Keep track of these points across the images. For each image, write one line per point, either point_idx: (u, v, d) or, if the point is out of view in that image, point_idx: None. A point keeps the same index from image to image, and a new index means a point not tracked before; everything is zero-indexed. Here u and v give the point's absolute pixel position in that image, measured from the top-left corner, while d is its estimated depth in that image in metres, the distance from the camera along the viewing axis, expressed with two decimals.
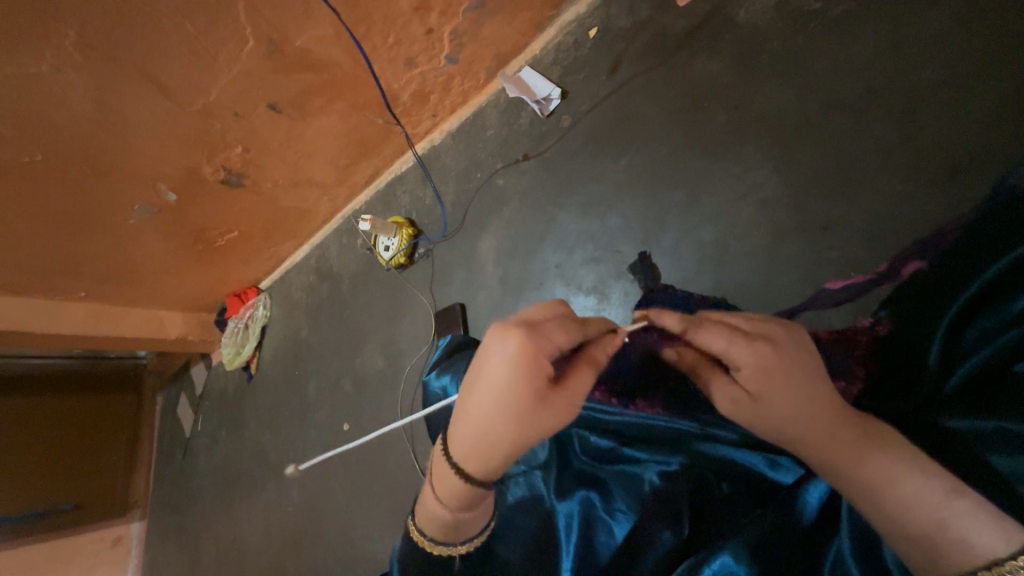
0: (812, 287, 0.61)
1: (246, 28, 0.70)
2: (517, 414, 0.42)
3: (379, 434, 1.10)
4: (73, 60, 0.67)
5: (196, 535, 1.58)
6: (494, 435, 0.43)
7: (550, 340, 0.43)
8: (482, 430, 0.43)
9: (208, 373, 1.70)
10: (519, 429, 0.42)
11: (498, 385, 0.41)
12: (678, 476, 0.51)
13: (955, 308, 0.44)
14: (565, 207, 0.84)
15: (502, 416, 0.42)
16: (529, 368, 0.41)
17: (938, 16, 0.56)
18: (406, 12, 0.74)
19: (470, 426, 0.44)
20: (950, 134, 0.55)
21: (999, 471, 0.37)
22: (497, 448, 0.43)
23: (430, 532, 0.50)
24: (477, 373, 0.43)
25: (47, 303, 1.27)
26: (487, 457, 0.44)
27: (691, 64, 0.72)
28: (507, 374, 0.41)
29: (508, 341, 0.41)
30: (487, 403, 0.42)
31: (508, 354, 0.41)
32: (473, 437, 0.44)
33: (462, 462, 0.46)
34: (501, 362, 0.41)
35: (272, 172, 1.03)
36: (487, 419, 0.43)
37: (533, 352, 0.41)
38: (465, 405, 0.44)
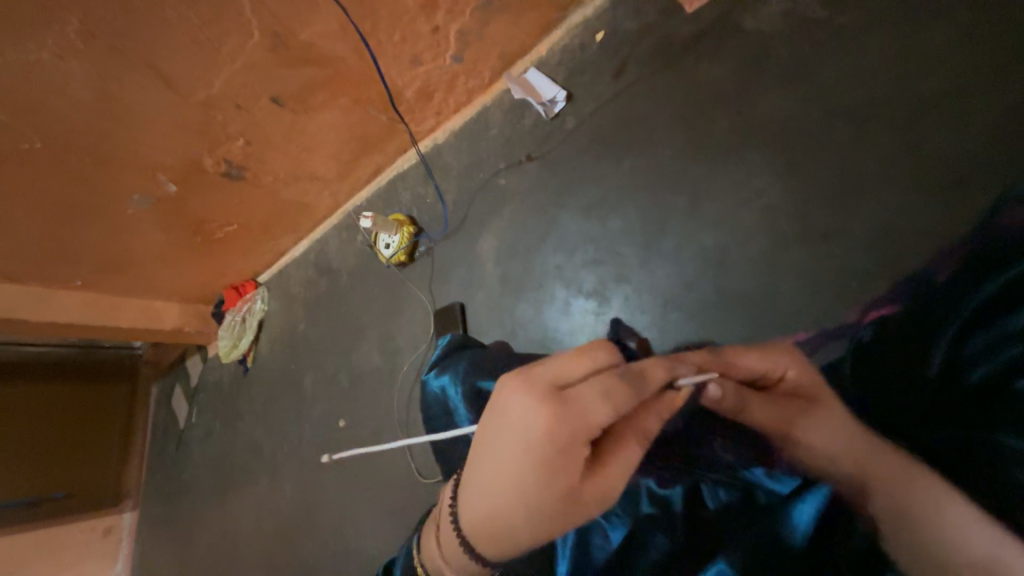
0: (812, 295, 0.61)
1: (251, 20, 0.70)
2: (539, 494, 0.42)
3: (375, 430, 1.10)
4: (76, 47, 0.67)
5: (187, 527, 1.58)
6: (509, 511, 0.43)
7: (583, 412, 0.42)
8: (499, 505, 0.43)
9: (203, 365, 1.70)
10: (541, 510, 0.42)
11: (521, 462, 0.41)
12: (673, 481, 0.52)
13: (960, 320, 0.45)
14: (567, 209, 0.84)
15: (524, 495, 0.42)
16: (558, 447, 0.41)
17: (944, 29, 0.56)
18: (413, 8, 0.74)
19: (488, 498, 0.44)
20: (952, 148, 0.55)
21: (1007, 483, 0.39)
22: (515, 524, 0.43)
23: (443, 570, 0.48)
24: (496, 440, 0.43)
25: (43, 291, 1.26)
26: (500, 534, 0.43)
27: (697, 70, 0.72)
28: (532, 450, 0.41)
29: (538, 419, 0.41)
30: (507, 478, 0.42)
31: (537, 431, 0.41)
32: (488, 510, 0.43)
33: (471, 532, 0.45)
34: (525, 437, 0.41)
35: (273, 165, 1.03)
36: (506, 494, 0.43)
37: (563, 424, 0.41)
38: (487, 477, 0.44)
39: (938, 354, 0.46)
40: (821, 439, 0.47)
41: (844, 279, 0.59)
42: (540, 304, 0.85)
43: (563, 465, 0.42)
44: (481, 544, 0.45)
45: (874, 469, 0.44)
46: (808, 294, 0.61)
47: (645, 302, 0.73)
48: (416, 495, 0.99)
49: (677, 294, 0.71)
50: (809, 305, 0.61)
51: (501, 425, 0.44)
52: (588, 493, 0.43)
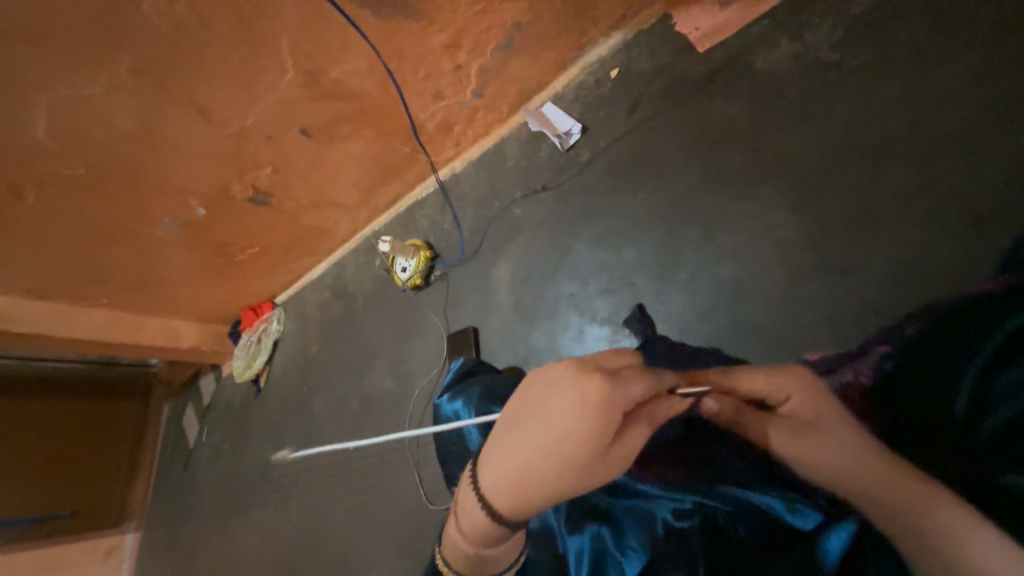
0: (831, 328, 0.61)
1: (287, 60, 0.75)
2: (566, 459, 0.41)
3: (383, 454, 1.09)
4: (125, 82, 0.72)
5: (189, 551, 1.56)
6: (537, 474, 0.42)
7: (628, 386, 0.43)
8: (526, 466, 0.43)
9: (216, 384, 1.71)
10: (567, 472, 0.42)
11: (563, 424, 0.42)
12: (691, 513, 0.50)
13: (985, 355, 0.43)
14: (581, 237, 0.86)
15: (556, 455, 0.42)
16: (598, 412, 0.41)
17: (953, 71, 0.58)
18: (437, 48, 0.78)
19: (518, 456, 0.43)
20: (966, 186, 0.56)
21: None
22: (538, 488, 0.42)
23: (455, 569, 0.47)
24: (540, 405, 0.44)
25: (70, 309, 1.31)
26: (522, 496, 0.43)
27: (710, 106, 0.75)
28: (575, 414, 0.42)
29: (588, 384, 0.42)
30: (540, 440, 0.43)
31: (581, 395, 0.42)
32: (516, 470, 0.43)
33: (493, 494, 0.44)
34: (573, 403, 0.42)
35: (297, 192, 1.07)
36: (536, 456, 0.42)
37: (611, 393, 0.42)
38: (519, 436, 0.44)
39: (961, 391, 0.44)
40: (833, 467, 0.46)
41: (863, 313, 0.59)
42: (554, 331, 0.86)
43: (597, 434, 0.42)
44: (498, 506, 0.44)
45: (884, 499, 0.43)
46: (827, 326, 0.61)
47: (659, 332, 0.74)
48: (423, 524, 0.97)
49: (692, 324, 0.71)
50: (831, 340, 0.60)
51: (546, 394, 0.45)
52: (609, 463, 0.42)
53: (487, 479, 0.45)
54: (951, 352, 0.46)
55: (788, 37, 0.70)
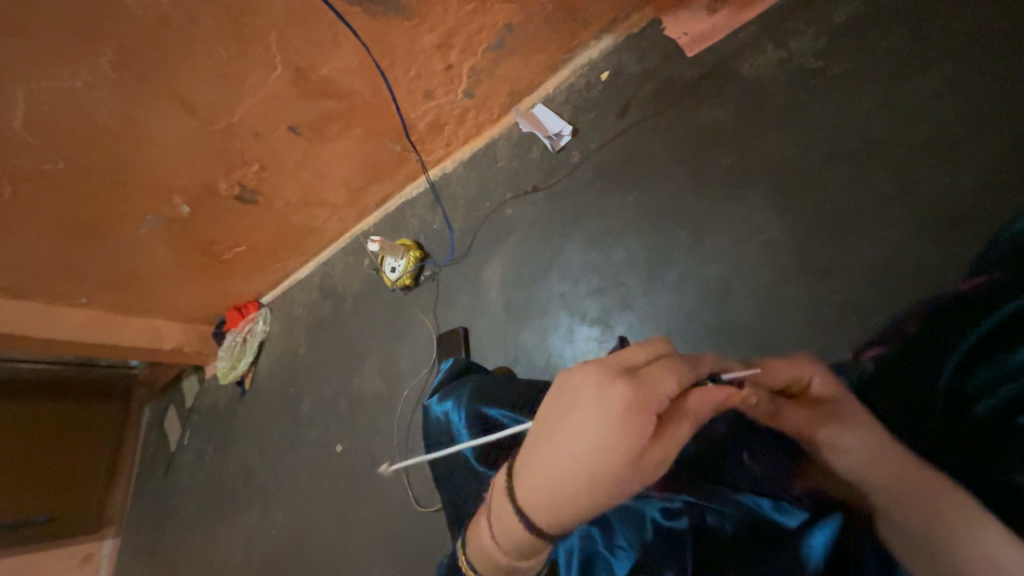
0: (814, 327, 0.62)
1: (276, 56, 0.74)
2: (599, 465, 0.39)
3: (372, 455, 1.08)
4: (107, 76, 0.70)
5: (170, 557, 1.52)
6: (571, 482, 0.39)
7: (656, 385, 0.41)
8: (559, 474, 0.40)
9: (200, 385, 1.68)
10: (604, 479, 0.39)
11: (594, 430, 0.39)
12: (680, 512, 0.50)
13: (960, 354, 0.45)
14: (572, 238, 0.86)
15: (591, 465, 0.39)
16: (632, 414, 0.39)
17: (930, 80, 0.60)
18: (428, 48, 0.78)
19: (549, 469, 0.40)
20: (943, 190, 0.57)
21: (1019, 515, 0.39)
22: (574, 497, 0.39)
23: (482, 574, 0.46)
24: (566, 411, 0.41)
25: (47, 308, 1.27)
26: (558, 507, 0.40)
27: (698, 110, 0.76)
28: (608, 415, 0.39)
29: (614, 386, 0.40)
30: (572, 446, 0.40)
31: (607, 399, 0.40)
32: (548, 478, 0.40)
33: (526, 505, 0.41)
34: (601, 406, 0.40)
35: (285, 190, 1.06)
36: (568, 464, 0.40)
37: (639, 393, 0.40)
38: (548, 448, 0.41)
39: (942, 383, 0.46)
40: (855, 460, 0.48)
41: (844, 312, 0.60)
42: (545, 331, 0.86)
43: (633, 437, 0.39)
44: (536, 522, 0.41)
45: (901, 492, 0.44)
46: (809, 326, 0.62)
47: (647, 331, 0.75)
48: (412, 525, 0.97)
49: (680, 325, 0.72)
50: (812, 339, 0.62)
51: (571, 399, 0.42)
52: (647, 466, 0.39)
53: (519, 488, 0.42)
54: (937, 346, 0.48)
55: (773, 43, 0.71)
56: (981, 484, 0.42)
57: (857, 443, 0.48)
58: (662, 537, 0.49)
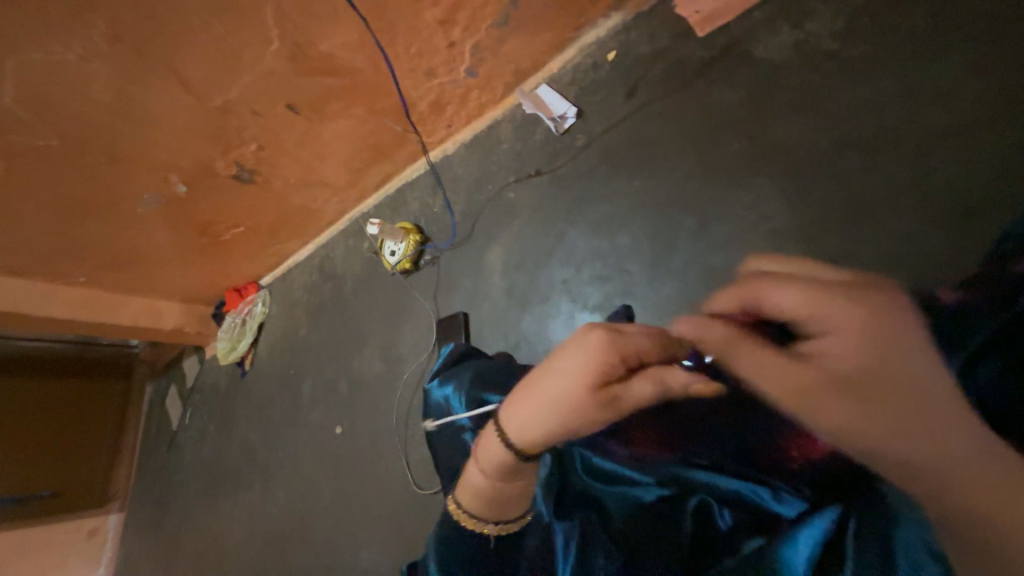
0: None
1: (273, 30, 0.71)
2: (569, 405, 0.46)
3: (373, 437, 1.09)
4: (99, 49, 0.68)
5: (175, 532, 1.55)
6: (544, 418, 0.48)
7: (633, 342, 0.46)
8: (536, 411, 0.49)
9: (200, 366, 1.69)
10: (571, 415, 0.46)
11: (568, 377, 0.46)
12: (676, 499, 0.52)
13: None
14: (575, 223, 0.85)
15: (560, 402, 0.47)
16: (602, 361, 0.45)
17: (950, 63, 0.58)
18: (431, 24, 0.76)
19: (530, 406, 0.49)
20: (959, 179, 0.55)
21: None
22: (546, 428, 0.48)
23: (472, 508, 0.56)
24: (551, 362, 0.48)
25: (45, 287, 1.26)
26: (534, 435, 0.49)
27: (708, 93, 0.74)
28: (583, 366, 0.45)
29: (590, 337, 0.46)
30: (547, 389, 0.48)
31: (583, 351, 0.45)
32: (528, 415, 0.49)
33: (510, 433, 0.51)
34: (578, 358, 0.45)
35: (284, 170, 1.04)
36: (544, 404, 0.48)
37: (614, 347, 0.45)
38: (529, 389, 0.50)
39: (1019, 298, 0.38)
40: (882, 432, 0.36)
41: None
42: (545, 317, 0.86)
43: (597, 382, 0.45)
44: (517, 447, 0.51)
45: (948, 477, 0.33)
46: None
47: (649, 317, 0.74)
48: (412, 506, 0.98)
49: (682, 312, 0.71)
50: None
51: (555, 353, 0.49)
52: (612, 408, 0.46)
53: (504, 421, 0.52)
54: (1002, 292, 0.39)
55: (788, 23, 0.69)
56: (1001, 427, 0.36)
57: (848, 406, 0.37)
58: (652, 518, 0.51)
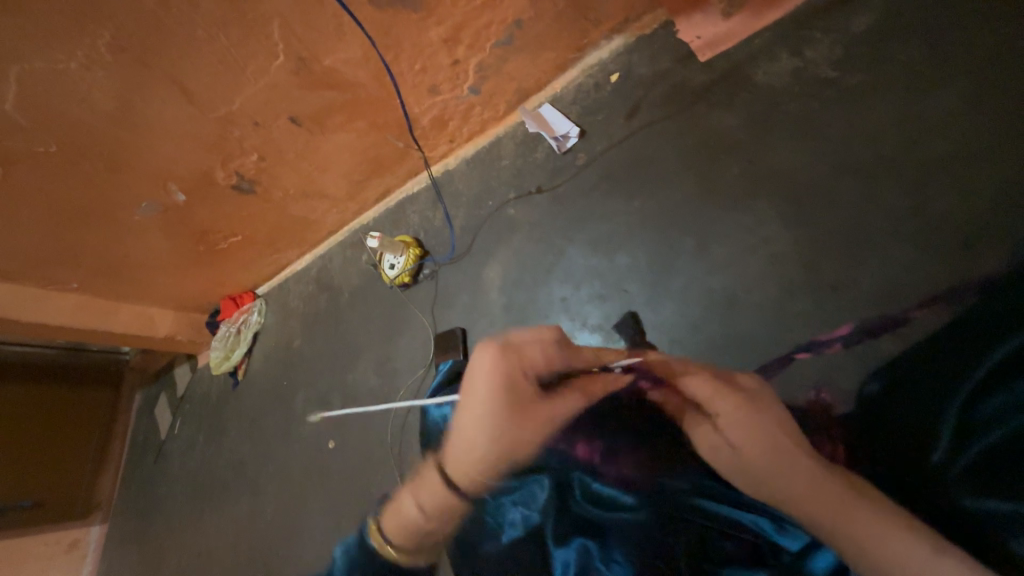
0: (826, 376, 0.58)
1: (278, 44, 0.72)
2: (502, 418, 0.53)
3: (364, 453, 1.07)
4: (103, 59, 0.69)
5: (158, 547, 1.51)
6: (476, 437, 0.54)
7: (530, 364, 0.55)
8: (481, 437, 0.54)
9: (192, 375, 1.66)
10: (505, 438, 0.54)
11: (485, 405, 0.52)
12: (676, 528, 0.53)
13: (988, 369, 0.50)
14: (575, 241, 0.85)
15: (494, 430, 0.53)
16: (509, 388, 0.53)
17: (948, 95, 0.58)
18: (435, 42, 0.76)
19: (469, 438, 0.54)
20: (960, 209, 0.56)
21: (1001, 512, 0.46)
22: (492, 443, 0.54)
23: (392, 542, 0.64)
24: (469, 390, 0.53)
25: (38, 292, 1.25)
26: (494, 461, 0.55)
27: (709, 116, 0.75)
28: (492, 393, 0.52)
29: (491, 358, 0.53)
30: (471, 414, 0.53)
31: (497, 379, 0.53)
32: (473, 442, 0.54)
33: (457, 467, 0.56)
34: (489, 382, 0.52)
35: (284, 181, 1.04)
36: (480, 437, 0.54)
37: (510, 374, 0.53)
38: (466, 422, 0.54)
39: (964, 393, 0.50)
40: (753, 475, 0.49)
41: (847, 325, 0.59)
42: None
43: (514, 393, 0.53)
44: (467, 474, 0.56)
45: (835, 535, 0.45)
46: (809, 370, 0.59)
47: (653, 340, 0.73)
48: None
49: (682, 333, 0.71)
50: (815, 378, 0.59)
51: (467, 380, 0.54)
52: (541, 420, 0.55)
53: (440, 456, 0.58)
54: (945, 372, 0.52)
55: (788, 51, 0.70)
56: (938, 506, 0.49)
57: (746, 438, 0.50)
58: (652, 546, 0.53)
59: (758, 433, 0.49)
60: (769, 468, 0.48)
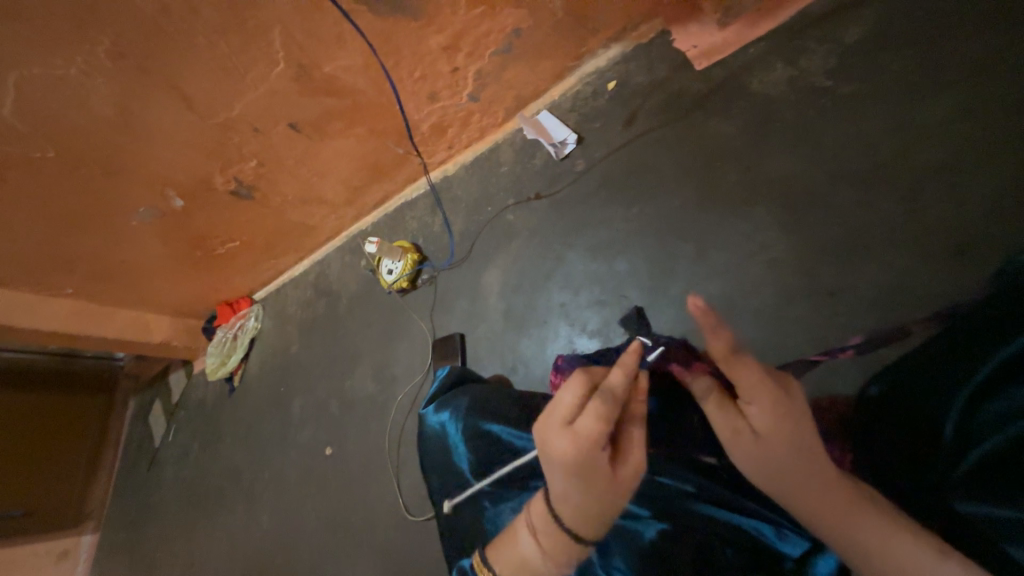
0: (824, 385, 0.59)
1: (278, 51, 0.72)
2: (588, 489, 0.48)
3: (362, 460, 1.06)
4: (103, 66, 0.69)
5: (151, 557, 1.48)
6: (574, 516, 0.50)
7: (590, 435, 0.48)
8: (572, 513, 0.50)
9: (187, 381, 1.65)
10: (606, 510, 0.49)
11: (569, 485, 0.49)
12: (677, 537, 0.53)
13: (988, 368, 0.46)
14: (574, 246, 0.85)
15: (588, 504, 0.49)
16: (585, 464, 0.48)
17: (940, 103, 0.59)
18: (435, 50, 0.77)
19: (569, 519, 0.50)
20: (953, 215, 0.56)
21: (988, 519, 0.44)
22: (593, 520, 0.49)
23: None
24: (549, 475, 0.50)
25: (31, 298, 1.24)
26: (595, 527, 0.50)
27: (706, 123, 0.75)
28: (573, 472, 0.48)
29: (555, 442, 0.49)
30: (561, 496, 0.50)
31: (567, 460, 0.48)
32: (568, 522, 0.50)
33: (557, 555, 0.51)
34: (562, 465, 0.48)
35: (283, 187, 1.04)
36: (580, 515, 0.49)
37: (577, 450, 0.48)
38: (560, 504, 0.50)
39: (960, 395, 0.48)
40: (765, 466, 0.48)
41: (857, 336, 0.59)
42: (543, 340, 0.85)
43: (590, 459, 0.47)
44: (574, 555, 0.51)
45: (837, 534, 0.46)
46: (813, 382, 0.60)
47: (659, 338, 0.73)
48: (399, 533, 0.95)
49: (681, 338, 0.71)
50: (816, 387, 0.59)
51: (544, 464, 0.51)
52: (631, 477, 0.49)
53: (528, 551, 0.53)
54: (948, 373, 0.49)
55: (783, 60, 0.71)
56: (942, 508, 0.48)
57: (771, 427, 0.48)
58: (657, 555, 0.53)
59: (786, 429, 0.48)
60: (782, 464, 0.48)
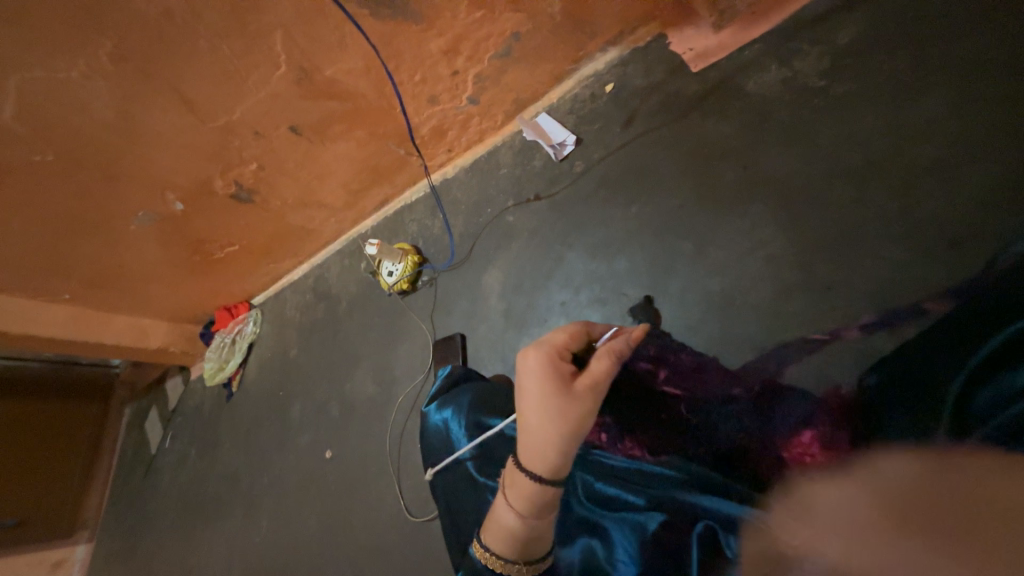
0: (823, 373, 0.60)
1: (280, 55, 0.73)
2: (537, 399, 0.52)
3: (363, 463, 1.06)
4: (105, 69, 0.69)
5: (146, 565, 1.47)
6: (526, 436, 0.52)
7: (553, 347, 0.55)
8: (526, 431, 0.52)
9: (184, 387, 1.64)
10: (552, 429, 0.50)
11: (524, 396, 0.53)
12: (677, 526, 0.53)
13: (980, 354, 0.46)
14: (573, 246, 0.86)
15: (537, 421, 0.51)
16: (540, 372, 0.53)
17: (934, 100, 0.61)
18: (435, 53, 0.78)
19: (522, 440, 0.53)
20: (946, 208, 0.58)
21: None
22: (540, 438, 0.51)
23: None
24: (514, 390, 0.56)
25: (28, 303, 1.23)
26: (548, 454, 0.51)
27: (703, 124, 0.77)
28: (527, 378, 0.53)
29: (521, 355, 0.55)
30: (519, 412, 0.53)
31: (526, 368, 0.54)
32: (523, 442, 0.53)
33: (517, 501, 0.52)
34: (522, 374, 0.54)
35: (282, 191, 1.05)
36: (531, 435, 0.52)
37: (536, 358, 0.54)
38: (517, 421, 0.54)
39: (957, 381, 0.47)
40: None
41: (867, 315, 0.59)
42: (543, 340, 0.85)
43: (546, 368, 0.53)
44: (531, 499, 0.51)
45: None
46: (810, 360, 0.61)
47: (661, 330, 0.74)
48: (402, 535, 0.95)
49: (680, 335, 0.72)
50: (817, 372, 0.60)
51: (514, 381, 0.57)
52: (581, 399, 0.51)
53: (501, 507, 0.53)
54: (946, 361, 0.49)
55: (778, 62, 0.73)
56: None
57: None
58: (657, 546, 0.53)
59: None
60: None
